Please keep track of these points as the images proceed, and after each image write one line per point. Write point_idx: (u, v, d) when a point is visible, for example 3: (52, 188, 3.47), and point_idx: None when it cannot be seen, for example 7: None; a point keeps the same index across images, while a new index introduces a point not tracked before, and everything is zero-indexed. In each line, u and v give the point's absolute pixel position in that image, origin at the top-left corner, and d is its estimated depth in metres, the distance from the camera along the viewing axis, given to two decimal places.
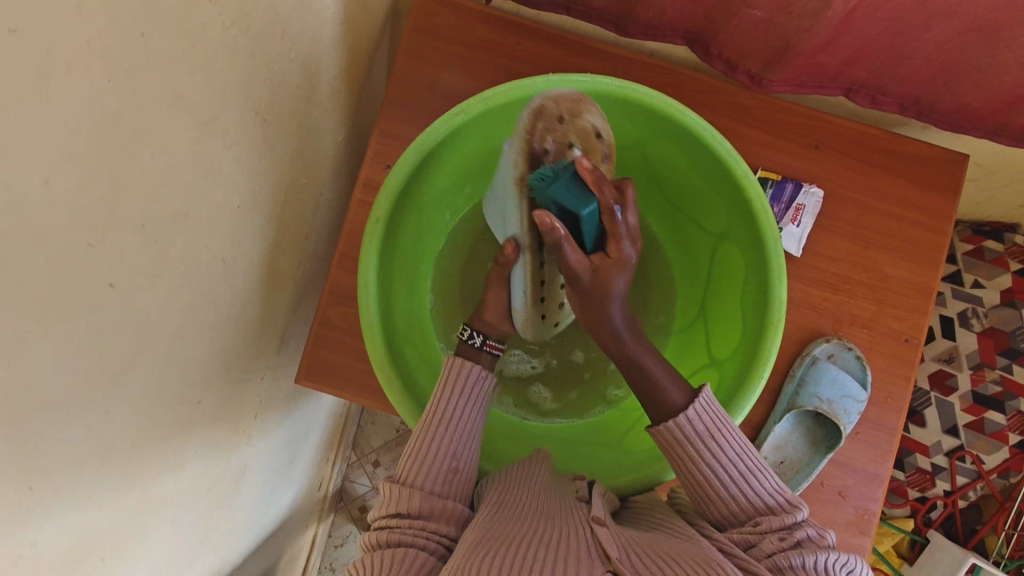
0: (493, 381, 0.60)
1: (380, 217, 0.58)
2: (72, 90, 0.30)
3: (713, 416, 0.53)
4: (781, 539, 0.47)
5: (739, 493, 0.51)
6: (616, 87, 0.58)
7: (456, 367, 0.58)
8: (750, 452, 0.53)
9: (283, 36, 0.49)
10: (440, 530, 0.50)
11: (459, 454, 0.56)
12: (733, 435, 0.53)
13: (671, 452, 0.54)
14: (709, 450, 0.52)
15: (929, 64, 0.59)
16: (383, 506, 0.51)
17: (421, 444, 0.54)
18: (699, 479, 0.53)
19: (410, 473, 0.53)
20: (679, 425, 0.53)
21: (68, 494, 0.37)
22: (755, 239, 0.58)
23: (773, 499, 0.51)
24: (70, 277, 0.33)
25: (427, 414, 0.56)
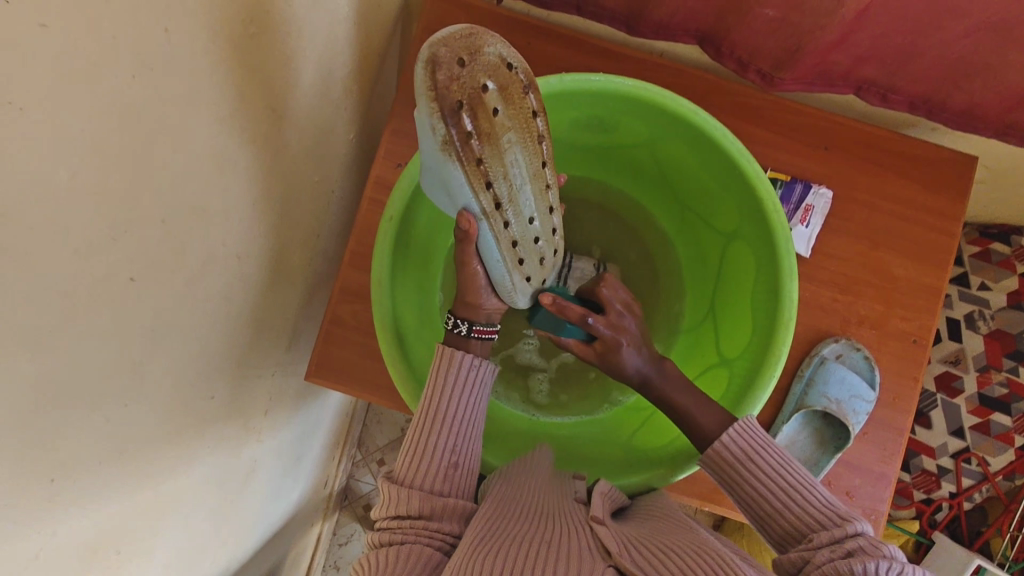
0: (490, 369, 0.59)
1: (393, 214, 0.59)
2: (100, 82, 0.30)
3: (753, 438, 0.53)
4: (832, 551, 0.44)
5: (795, 510, 0.49)
6: (630, 87, 0.57)
7: (445, 357, 0.57)
8: (794, 467, 0.51)
9: (299, 34, 0.49)
10: (444, 529, 0.49)
11: (459, 448, 0.55)
12: (772, 454, 0.52)
13: (722, 480, 0.54)
14: (751, 469, 0.52)
15: (941, 63, 0.59)
16: (384, 507, 0.51)
17: (417, 439, 0.54)
18: (752, 500, 0.51)
19: (407, 474, 0.53)
20: (721, 450, 0.53)
21: (86, 486, 0.37)
22: (766, 239, 0.58)
23: (829, 512, 0.48)
24: (94, 269, 0.33)
25: (422, 410, 0.56)
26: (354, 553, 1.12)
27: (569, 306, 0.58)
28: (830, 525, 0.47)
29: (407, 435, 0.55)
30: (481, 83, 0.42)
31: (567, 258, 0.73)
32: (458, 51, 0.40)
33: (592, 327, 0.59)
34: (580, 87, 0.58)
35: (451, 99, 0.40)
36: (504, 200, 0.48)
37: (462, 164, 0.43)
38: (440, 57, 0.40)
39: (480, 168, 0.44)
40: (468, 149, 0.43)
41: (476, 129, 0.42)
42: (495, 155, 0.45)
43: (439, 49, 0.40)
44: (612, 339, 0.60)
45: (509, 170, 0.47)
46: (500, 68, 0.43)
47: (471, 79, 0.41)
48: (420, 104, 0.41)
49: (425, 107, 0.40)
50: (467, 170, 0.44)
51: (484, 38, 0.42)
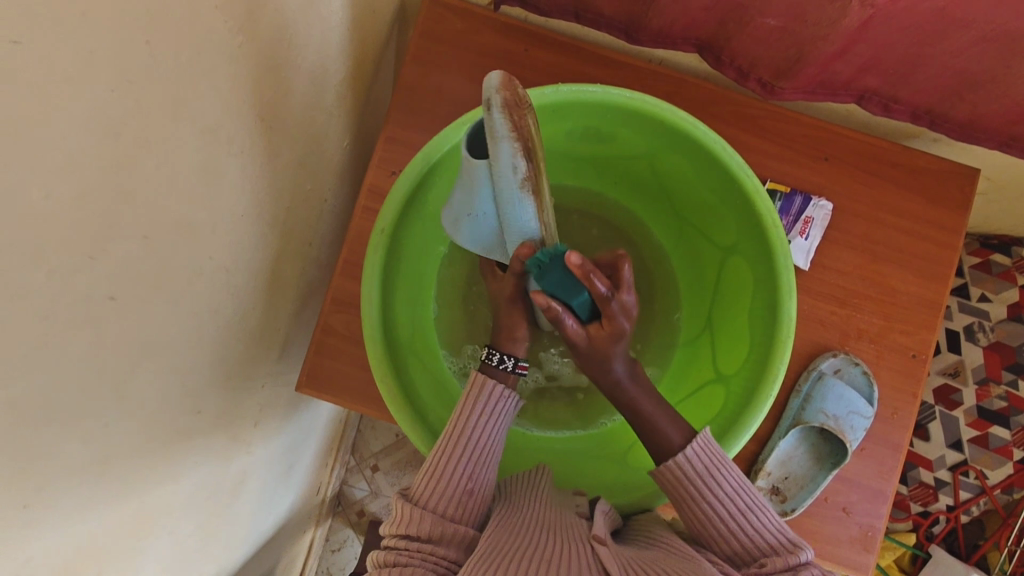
0: (518, 401, 0.57)
1: (383, 228, 0.58)
2: (80, 96, 0.29)
3: (710, 456, 0.54)
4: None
5: (744, 531, 0.51)
6: (628, 98, 0.56)
7: (477, 385, 0.56)
8: (747, 489, 0.53)
9: (289, 41, 0.48)
10: (449, 556, 0.48)
11: (479, 478, 0.54)
12: (729, 475, 0.53)
13: (671, 493, 0.54)
14: (708, 488, 0.52)
15: (946, 73, 0.58)
16: (394, 524, 0.50)
17: (436, 464, 0.53)
18: (697, 516, 0.53)
19: (422, 494, 0.52)
20: (680, 465, 0.53)
21: (67, 507, 0.36)
22: (765, 255, 0.57)
23: (774, 537, 0.51)
24: (71, 289, 0.32)
25: (447, 434, 0.55)
26: (348, 560, 1.11)
27: (595, 275, 0.49)
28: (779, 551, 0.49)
29: (429, 456, 0.54)
30: (528, 124, 0.49)
31: None
32: (512, 98, 0.46)
33: (609, 303, 0.50)
34: (576, 98, 0.57)
35: (525, 139, 0.47)
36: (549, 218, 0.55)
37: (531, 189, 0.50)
38: (512, 104, 0.46)
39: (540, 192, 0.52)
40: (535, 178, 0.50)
41: (535, 160, 0.50)
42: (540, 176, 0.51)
43: (507, 101, 0.46)
44: (616, 326, 0.51)
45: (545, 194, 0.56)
46: (529, 107, 0.49)
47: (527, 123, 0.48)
48: (501, 145, 0.47)
49: (506, 151, 0.47)
50: (534, 203, 0.52)
51: (519, 85, 0.47)
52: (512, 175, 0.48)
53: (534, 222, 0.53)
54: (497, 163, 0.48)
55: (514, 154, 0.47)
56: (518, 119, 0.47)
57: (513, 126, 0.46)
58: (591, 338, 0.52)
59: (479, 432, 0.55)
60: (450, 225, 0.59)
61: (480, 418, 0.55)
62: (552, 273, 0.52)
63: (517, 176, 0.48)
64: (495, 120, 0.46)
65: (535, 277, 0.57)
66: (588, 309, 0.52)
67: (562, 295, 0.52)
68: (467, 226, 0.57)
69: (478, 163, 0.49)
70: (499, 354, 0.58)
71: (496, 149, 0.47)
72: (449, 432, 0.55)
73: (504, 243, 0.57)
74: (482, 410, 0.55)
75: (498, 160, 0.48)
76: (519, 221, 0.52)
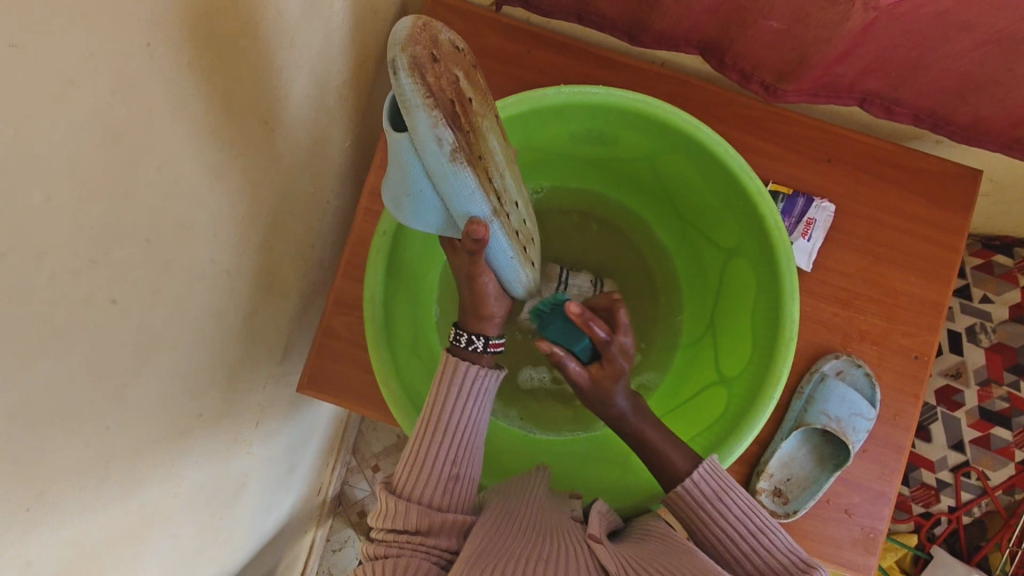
0: (494, 378, 0.56)
1: (386, 230, 0.58)
2: (79, 101, 0.29)
3: (718, 479, 0.53)
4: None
5: (758, 552, 0.51)
6: (630, 99, 0.56)
7: (449, 366, 0.55)
8: (755, 510, 0.52)
9: (291, 44, 0.48)
10: (441, 545, 0.49)
11: (460, 460, 0.54)
12: (738, 495, 0.53)
13: (683, 520, 0.54)
14: (717, 511, 0.52)
15: (948, 76, 0.58)
16: (381, 517, 0.50)
17: (416, 452, 0.53)
18: (714, 541, 0.52)
19: (405, 484, 0.52)
20: (687, 493, 0.53)
21: (67, 509, 0.36)
22: (768, 256, 0.57)
23: (790, 558, 0.50)
24: (71, 293, 0.32)
25: (424, 419, 0.54)
26: (349, 560, 1.11)
27: (594, 320, 0.52)
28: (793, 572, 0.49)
29: (409, 442, 0.54)
30: (457, 77, 0.43)
31: (564, 273, 0.72)
32: (427, 49, 0.39)
33: (609, 345, 0.53)
34: (578, 100, 0.56)
35: (446, 102, 0.39)
36: (501, 189, 0.48)
37: (469, 162, 0.42)
38: (421, 61, 0.38)
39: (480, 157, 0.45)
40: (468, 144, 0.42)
41: (467, 126, 0.43)
42: (480, 141, 0.45)
43: (416, 42, 0.39)
44: (614, 368, 0.55)
45: (493, 155, 0.49)
46: (451, 51, 0.43)
47: (446, 68, 0.41)
48: (417, 116, 0.38)
49: (422, 123, 0.39)
50: (474, 169, 0.43)
51: (437, 29, 0.41)
52: (439, 147, 0.40)
53: (480, 200, 0.45)
54: (408, 145, 0.41)
55: (430, 116, 0.38)
56: (432, 67, 0.39)
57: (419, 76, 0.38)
58: (593, 378, 0.55)
59: (457, 413, 0.55)
60: (389, 202, 0.48)
61: (454, 400, 0.54)
62: (553, 322, 0.60)
63: (444, 147, 0.40)
64: (403, 88, 0.38)
65: (504, 259, 0.53)
66: (588, 351, 0.56)
67: (566, 340, 0.57)
68: (418, 204, 0.46)
69: (395, 134, 0.41)
70: (466, 333, 0.57)
71: (412, 120, 0.39)
72: (426, 417, 0.55)
73: (456, 220, 0.47)
74: (458, 393, 0.55)
75: (416, 131, 0.39)
76: (461, 198, 0.44)
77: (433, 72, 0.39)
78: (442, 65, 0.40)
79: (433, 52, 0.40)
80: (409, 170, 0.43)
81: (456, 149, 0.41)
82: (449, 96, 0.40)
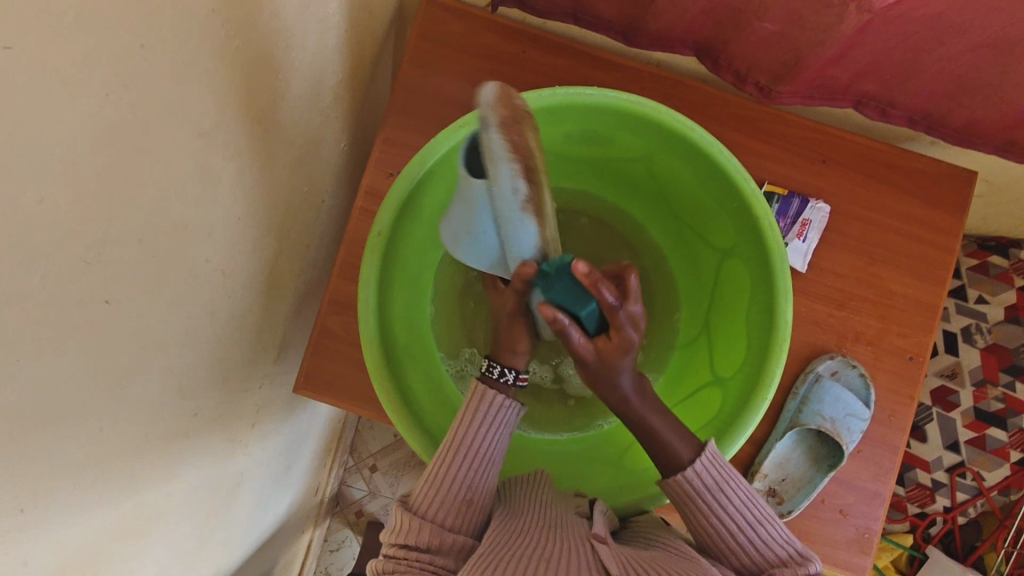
0: (518, 410, 0.57)
1: (381, 230, 0.58)
2: (72, 101, 0.29)
3: (719, 469, 0.54)
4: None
5: (753, 544, 0.52)
6: (624, 100, 0.56)
7: (478, 394, 0.56)
8: (755, 502, 0.53)
9: (286, 44, 0.48)
10: (446, 564, 0.48)
11: (478, 485, 0.54)
12: (739, 487, 0.53)
13: (679, 504, 0.54)
14: (719, 503, 0.53)
15: (942, 78, 0.59)
16: (394, 533, 0.50)
17: (435, 472, 0.53)
18: (709, 530, 0.53)
19: (422, 503, 0.52)
20: (690, 482, 0.53)
21: (63, 509, 0.36)
22: (763, 257, 0.57)
23: (784, 550, 0.52)
24: (66, 294, 0.32)
25: (447, 443, 0.55)
26: (346, 560, 1.11)
27: (603, 284, 0.49)
28: (790, 564, 0.51)
29: (429, 464, 0.54)
30: (530, 138, 0.47)
31: None
32: (506, 113, 0.44)
33: (618, 312, 0.50)
34: (572, 101, 0.57)
35: (523, 154, 0.45)
36: (549, 231, 0.55)
37: (532, 212, 0.50)
38: (506, 121, 0.43)
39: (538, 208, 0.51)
40: (533, 193, 0.49)
41: (534, 172, 0.47)
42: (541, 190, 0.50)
43: (504, 111, 0.44)
44: (624, 341, 0.51)
45: (546, 206, 0.53)
46: (528, 114, 0.47)
47: (524, 131, 0.45)
48: (501, 169, 0.45)
49: (504, 173, 0.45)
50: (534, 218, 0.51)
51: (514, 94, 0.45)
52: (513, 196, 0.47)
53: (533, 245, 0.54)
54: (487, 195, 0.48)
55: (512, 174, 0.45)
56: (516, 126, 0.44)
57: (505, 137, 0.44)
58: (598, 351, 0.52)
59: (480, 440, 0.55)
60: (448, 233, 0.57)
61: (479, 427, 0.55)
62: (558, 285, 0.53)
63: (518, 197, 0.47)
64: (493, 144, 0.43)
65: (537, 283, 0.57)
66: (595, 321, 0.52)
67: (567, 302, 0.52)
68: (467, 240, 0.55)
69: (469, 181, 0.48)
70: (498, 366, 0.59)
71: (496, 172, 0.45)
72: (449, 441, 0.55)
73: (509, 258, 0.56)
74: (482, 420, 0.55)
75: (497, 181, 0.45)
76: (519, 242, 0.53)
77: (517, 131, 0.44)
78: (523, 127, 0.45)
79: (517, 117, 0.45)
80: (475, 215, 0.52)
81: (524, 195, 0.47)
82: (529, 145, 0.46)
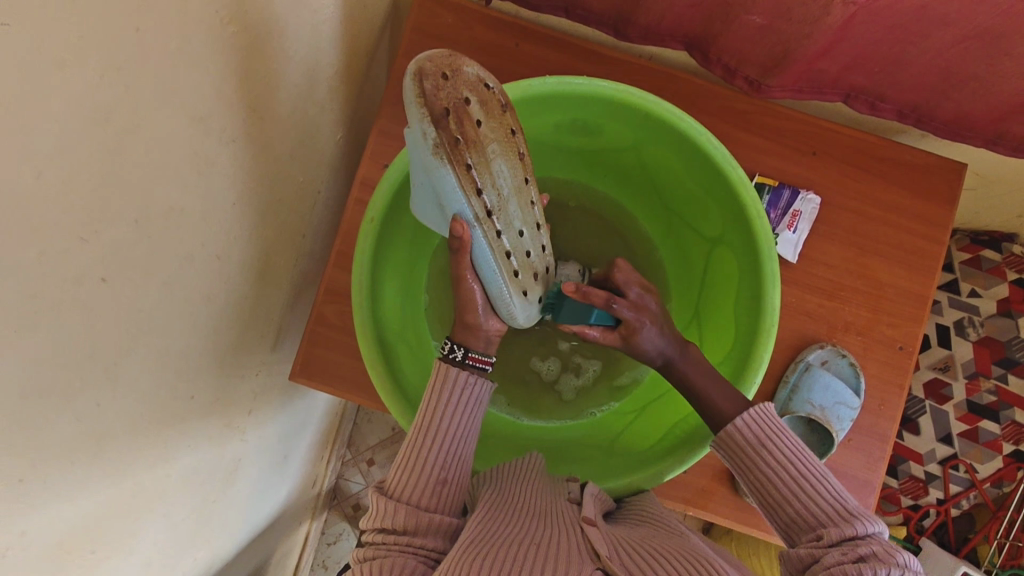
0: (485, 387, 0.58)
1: (373, 217, 0.58)
2: (67, 82, 0.30)
3: (768, 424, 0.53)
4: (842, 555, 0.43)
5: (804, 497, 0.49)
6: (614, 90, 0.57)
7: (443, 373, 0.57)
8: (806, 456, 0.51)
9: (280, 34, 0.49)
10: (428, 545, 0.49)
11: (449, 466, 0.54)
12: (787, 442, 0.52)
13: (732, 461, 0.54)
14: (762, 457, 0.52)
15: (929, 70, 0.59)
16: (372, 518, 0.51)
17: (408, 456, 0.54)
18: (762, 484, 0.52)
19: (398, 488, 0.52)
20: (736, 432, 0.53)
21: (60, 483, 0.37)
22: (750, 244, 0.58)
23: (836, 506, 0.48)
24: (64, 270, 0.33)
25: (418, 426, 0.55)
26: (344, 553, 1.12)
27: (590, 292, 0.57)
28: (835, 521, 0.47)
29: (401, 447, 0.55)
30: (465, 97, 0.48)
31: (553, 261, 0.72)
32: (441, 68, 0.46)
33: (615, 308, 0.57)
34: (562, 90, 0.57)
35: (439, 109, 0.46)
36: (497, 207, 0.52)
37: (455, 167, 0.47)
38: (428, 71, 0.46)
39: (468, 170, 0.48)
40: (454, 147, 0.47)
41: (460, 132, 0.47)
42: (479, 148, 0.49)
43: (442, 63, 0.47)
44: (636, 321, 0.57)
45: (495, 175, 0.51)
46: (479, 85, 0.49)
47: (454, 92, 0.47)
48: (411, 112, 0.46)
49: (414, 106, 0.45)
50: (458, 171, 0.48)
51: (464, 60, 0.48)
52: (423, 141, 0.46)
53: (462, 204, 0.49)
54: (412, 138, 0.48)
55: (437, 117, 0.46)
56: (438, 87, 0.46)
57: (420, 96, 0.45)
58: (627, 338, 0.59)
59: (448, 421, 0.56)
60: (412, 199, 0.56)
61: (449, 408, 0.55)
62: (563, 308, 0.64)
63: (428, 141, 0.46)
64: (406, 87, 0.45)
65: (489, 275, 0.55)
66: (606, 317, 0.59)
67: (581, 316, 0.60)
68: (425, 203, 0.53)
69: (405, 130, 0.48)
70: (448, 343, 0.60)
71: (410, 115, 0.46)
72: (420, 423, 0.56)
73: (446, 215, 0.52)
74: (449, 401, 0.56)
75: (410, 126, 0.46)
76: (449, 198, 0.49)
77: (444, 90, 0.46)
78: (455, 85, 0.47)
79: (450, 73, 0.47)
80: (413, 153, 0.50)
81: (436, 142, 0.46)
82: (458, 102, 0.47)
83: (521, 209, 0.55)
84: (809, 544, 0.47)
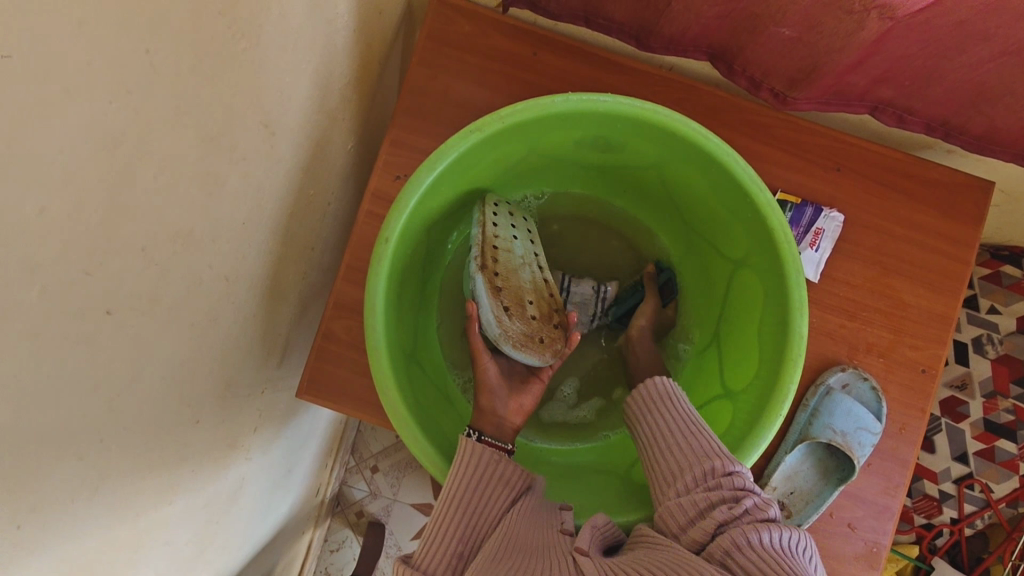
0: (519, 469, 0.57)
1: (389, 236, 0.55)
2: (74, 109, 0.28)
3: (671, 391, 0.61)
4: (727, 503, 0.48)
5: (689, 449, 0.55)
6: (640, 108, 0.55)
7: (466, 447, 0.56)
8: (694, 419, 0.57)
9: (294, 48, 0.47)
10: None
11: (473, 542, 0.51)
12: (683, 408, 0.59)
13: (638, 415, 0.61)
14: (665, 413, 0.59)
15: (962, 86, 0.57)
16: None
17: (432, 527, 0.51)
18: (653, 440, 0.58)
19: (422, 559, 0.50)
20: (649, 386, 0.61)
21: (60, 522, 0.35)
22: (776, 269, 0.57)
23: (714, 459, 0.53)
24: (66, 307, 0.31)
25: (443, 496, 0.54)
26: (346, 561, 1.10)
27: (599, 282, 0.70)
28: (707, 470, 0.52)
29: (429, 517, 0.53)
30: (504, 299, 0.63)
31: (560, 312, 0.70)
32: (505, 309, 0.63)
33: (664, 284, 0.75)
34: (585, 107, 0.55)
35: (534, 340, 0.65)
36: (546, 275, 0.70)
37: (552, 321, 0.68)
38: (524, 342, 0.64)
39: (549, 298, 0.69)
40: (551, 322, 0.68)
41: (524, 316, 0.65)
42: (510, 280, 0.65)
43: (519, 345, 0.64)
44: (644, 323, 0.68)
45: (511, 247, 0.66)
46: (495, 269, 0.64)
47: (520, 321, 0.64)
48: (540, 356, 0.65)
49: (487, 303, 0.62)
50: (554, 304, 0.69)
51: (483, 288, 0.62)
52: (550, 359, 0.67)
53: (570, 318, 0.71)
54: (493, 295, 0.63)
55: (489, 287, 0.62)
56: (525, 338, 0.64)
57: (530, 345, 0.64)
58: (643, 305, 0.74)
59: (473, 494, 0.54)
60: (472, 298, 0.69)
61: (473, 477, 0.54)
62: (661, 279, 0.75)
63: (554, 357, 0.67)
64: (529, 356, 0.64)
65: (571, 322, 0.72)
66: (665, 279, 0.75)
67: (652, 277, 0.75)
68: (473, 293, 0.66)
69: (539, 354, 0.65)
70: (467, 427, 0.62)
71: (542, 355, 0.65)
72: (447, 490, 0.54)
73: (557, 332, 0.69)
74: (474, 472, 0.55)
75: (544, 358, 0.66)
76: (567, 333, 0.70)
77: (525, 337, 0.64)
78: (509, 316, 0.63)
79: (505, 302, 0.63)
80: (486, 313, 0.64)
81: (476, 262, 0.62)
82: (497, 290, 0.63)
83: (518, 267, 0.67)
84: (687, 489, 0.51)
